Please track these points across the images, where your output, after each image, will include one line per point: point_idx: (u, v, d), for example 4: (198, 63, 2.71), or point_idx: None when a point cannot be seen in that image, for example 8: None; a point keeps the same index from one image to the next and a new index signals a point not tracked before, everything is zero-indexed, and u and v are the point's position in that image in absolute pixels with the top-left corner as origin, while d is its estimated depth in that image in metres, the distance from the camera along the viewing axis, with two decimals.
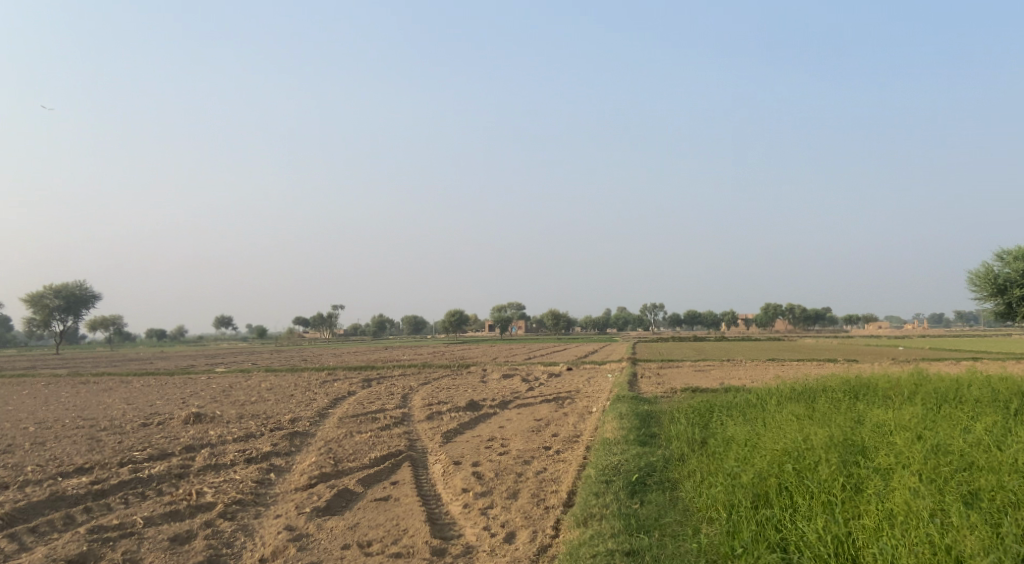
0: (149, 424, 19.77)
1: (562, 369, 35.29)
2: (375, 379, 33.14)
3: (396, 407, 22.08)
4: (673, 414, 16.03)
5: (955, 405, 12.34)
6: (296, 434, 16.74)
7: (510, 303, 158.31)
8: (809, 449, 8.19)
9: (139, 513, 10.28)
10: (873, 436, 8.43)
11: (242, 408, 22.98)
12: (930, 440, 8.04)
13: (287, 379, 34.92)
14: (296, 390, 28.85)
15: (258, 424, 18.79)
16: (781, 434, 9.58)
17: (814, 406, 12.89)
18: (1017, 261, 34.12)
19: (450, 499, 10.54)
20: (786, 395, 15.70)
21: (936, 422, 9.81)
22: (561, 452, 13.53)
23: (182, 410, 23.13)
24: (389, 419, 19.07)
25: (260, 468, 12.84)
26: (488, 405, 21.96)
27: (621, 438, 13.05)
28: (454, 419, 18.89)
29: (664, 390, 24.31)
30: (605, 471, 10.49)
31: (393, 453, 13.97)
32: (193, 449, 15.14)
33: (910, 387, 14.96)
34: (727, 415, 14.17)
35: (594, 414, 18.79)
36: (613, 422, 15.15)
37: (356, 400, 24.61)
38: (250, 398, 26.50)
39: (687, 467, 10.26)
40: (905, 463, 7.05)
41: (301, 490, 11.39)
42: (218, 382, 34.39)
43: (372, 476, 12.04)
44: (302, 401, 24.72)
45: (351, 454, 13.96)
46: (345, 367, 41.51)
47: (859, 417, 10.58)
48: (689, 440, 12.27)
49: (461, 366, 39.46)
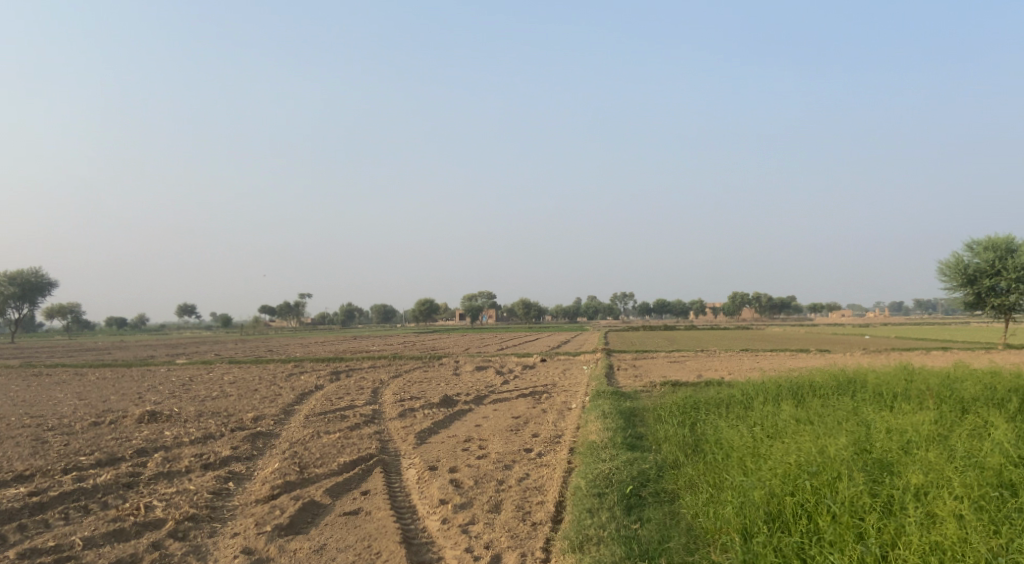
0: (100, 423, 18.47)
1: (535, 361, 34.55)
2: (344, 372, 31.99)
3: (366, 404, 20.98)
4: (657, 411, 15.32)
5: (955, 408, 11.80)
6: (260, 434, 15.67)
7: (481, 292, 156.81)
8: (825, 458, 7.55)
9: (79, 532, 9.21)
10: (891, 446, 7.86)
11: (202, 404, 21.78)
12: (957, 453, 7.49)
13: (251, 371, 33.67)
14: (260, 384, 27.60)
15: (217, 423, 17.62)
16: (788, 442, 8.91)
17: (809, 407, 12.26)
18: (987, 251, 34.25)
19: (426, 514, 9.64)
20: (775, 391, 15.06)
21: (946, 428, 9.27)
22: (542, 455, 12.71)
23: (136, 407, 21.77)
24: (359, 417, 18.05)
25: (217, 477, 11.76)
26: (463, 401, 21.01)
27: (608, 441, 12.24)
28: (428, 417, 17.93)
29: (643, 384, 23.59)
30: (596, 481, 9.67)
31: (364, 457, 13.03)
32: (146, 453, 14.02)
33: (901, 383, 14.42)
34: (716, 414, 13.48)
35: (573, 411, 18.01)
36: (597, 421, 14.31)
37: (323, 395, 23.54)
38: (211, 393, 25.17)
39: (685, 476, 9.53)
40: (939, 484, 6.50)
41: (261, 503, 10.38)
42: (177, 375, 32.91)
43: (340, 486, 11.08)
44: (266, 396, 23.56)
45: (318, 459, 12.95)
46: (312, 359, 40.06)
47: (862, 422, 10.02)
48: (680, 442, 11.56)
49: (432, 356, 38.52)
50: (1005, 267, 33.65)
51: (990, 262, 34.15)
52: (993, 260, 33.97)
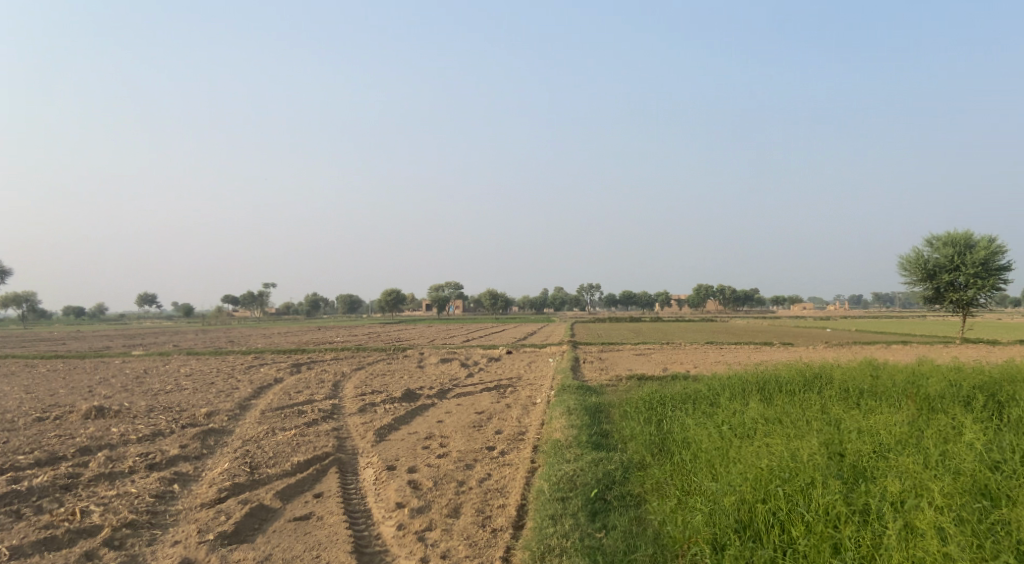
0: (44, 419, 17.58)
1: (500, 353, 34.16)
2: (306, 364, 31.30)
3: (326, 398, 20.38)
4: (623, 407, 14.98)
5: (921, 407, 11.62)
6: (211, 431, 15.02)
7: (448, 282, 155.93)
8: (797, 460, 7.30)
9: (4, 541, 8.54)
10: (863, 448, 7.62)
11: (154, 399, 20.97)
12: (932, 457, 7.30)
13: (209, 364, 32.74)
14: (217, 377, 26.82)
15: (168, 419, 16.88)
16: (758, 443, 8.63)
17: (778, 406, 11.96)
18: (946, 246, 34.68)
19: (381, 519, 9.20)
20: (742, 387, 14.82)
21: (918, 429, 9.06)
22: (505, 454, 12.32)
23: (85, 401, 20.94)
24: (317, 413, 17.47)
25: (162, 478, 11.14)
26: (425, 396, 20.51)
27: (573, 440, 11.86)
28: (389, 412, 17.42)
29: (609, 378, 23.33)
30: (559, 484, 9.29)
31: (319, 457, 12.51)
32: (89, 452, 13.29)
33: (867, 379, 14.27)
34: (684, 410, 13.18)
35: (538, 406, 17.62)
36: (561, 418, 13.92)
37: (282, 389, 22.86)
38: (165, 386, 24.36)
39: (652, 478, 9.22)
40: (917, 493, 6.33)
41: (207, 507, 9.82)
42: (132, 367, 31.81)
43: (292, 488, 10.55)
44: (223, 390, 22.78)
45: (271, 458, 12.40)
46: (272, 351, 39.16)
47: (833, 422, 9.75)
48: (647, 441, 11.22)
49: (397, 348, 37.91)
50: (965, 262, 34.05)
51: (950, 257, 34.54)
52: (952, 255, 34.36)
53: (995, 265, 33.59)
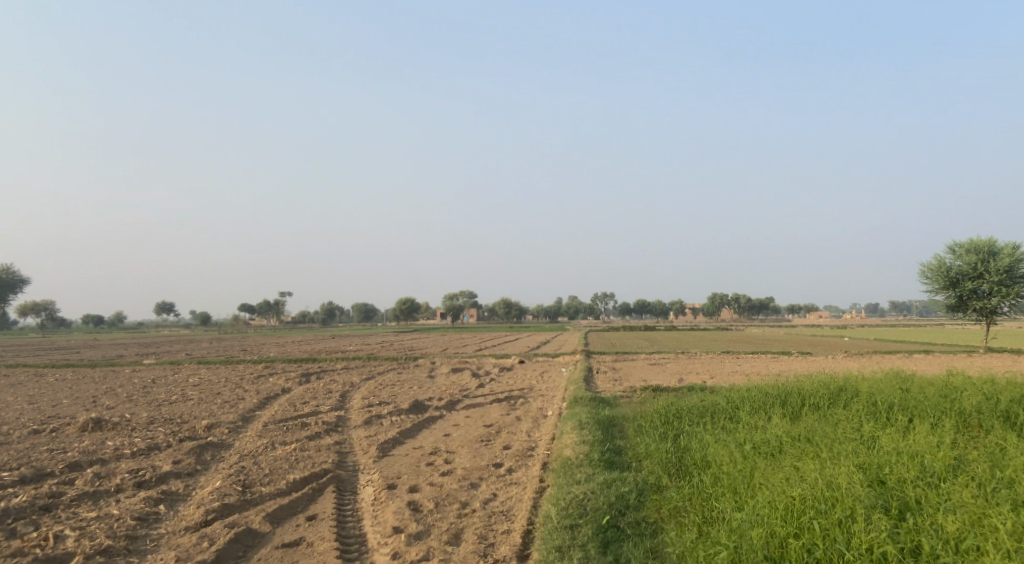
0: (40, 432, 17.03)
1: (513, 362, 33.44)
2: (314, 374, 30.73)
3: (330, 410, 19.72)
4: (637, 420, 14.20)
5: (959, 425, 10.76)
6: (208, 445, 14.41)
7: (463, 291, 155.76)
8: (835, 488, 6.62)
9: None
10: (908, 472, 6.91)
11: (155, 410, 20.42)
12: (986, 487, 6.61)
13: (218, 373, 32.25)
14: (224, 387, 26.23)
15: (166, 432, 16.29)
16: (787, 466, 7.90)
17: (804, 422, 11.12)
18: (970, 253, 33.59)
19: (376, 545, 8.55)
20: (763, 400, 13.98)
21: (961, 450, 8.28)
22: (513, 471, 11.61)
23: (86, 412, 20.42)
24: (320, 426, 16.80)
25: (148, 498, 10.51)
26: (434, 407, 19.83)
27: (584, 458, 11.09)
28: (395, 425, 16.76)
29: (623, 389, 22.51)
30: (569, 509, 8.59)
31: (316, 474, 11.82)
32: (78, 468, 12.71)
33: (895, 392, 13.38)
34: (702, 426, 12.38)
35: (549, 419, 16.87)
36: (573, 434, 13.16)
37: (287, 399, 22.26)
38: (170, 396, 23.83)
39: (668, 502, 8.51)
40: (977, 535, 5.69)
41: (191, 531, 9.17)
42: (140, 376, 31.35)
43: (284, 510, 9.88)
44: (227, 401, 22.19)
45: (266, 476, 11.74)
46: (284, 359, 38.74)
47: (867, 442, 9.00)
48: (663, 460, 10.46)
49: (408, 357, 37.27)
50: (988, 269, 32.95)
51: (973, 264, 33.45)
52: (975, 262, 33.28)
53: (1020, 273, 32.48)
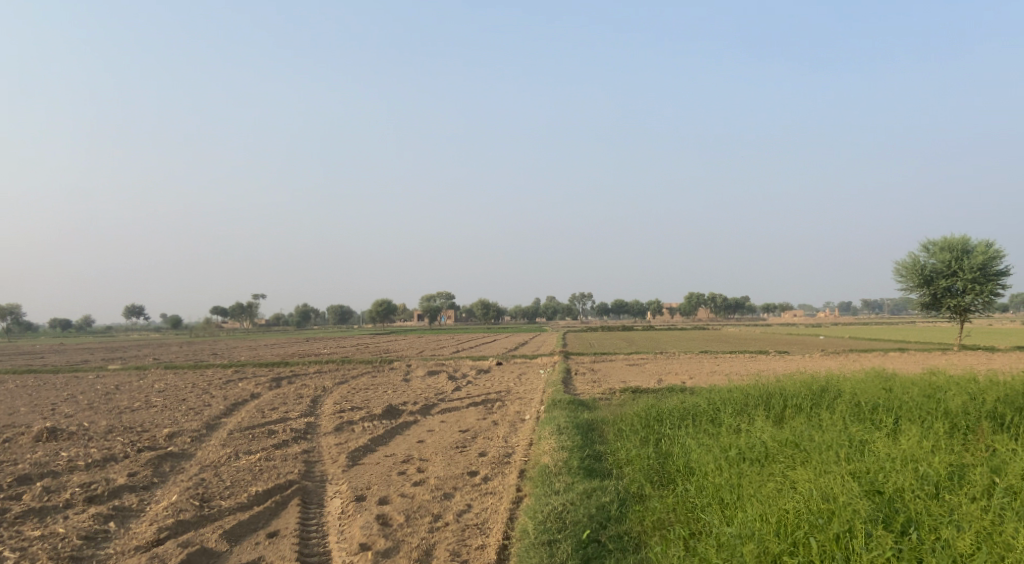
0: None
1: (490, 364, 32.97)
2: (286, 378, 29.92)
3: (300, 417, 19.01)
4: (616, 424, 13.72)
5: (949, 428, 10.41)
6: (169, 456, 13.68)
7: (440, 294, 155.27)
8: (834, 499, 6.20)
9: None
10: (908, 480, 6.51)
11: (119, 418, 19.64)
12: (989, 498, 6.24)
13: (186, 378, 31.30)
14: (190, 393, 25.39)
15: (126, 441, 15.55)
16: (777, 474, 7.49)
17: (791, 426, 10.69)
18: (943, 251, 33.69)
19: None
20: (746, 402, 13.56)
21: (956, 455, 7.92)
22: (489, 480, 11.08)
23: (43, 421, 19.54)
24: (288, 433, 16.14)
25: (99, 515, 9.83)
26: (407, 412, 19.26)
27: (563, 466, 10.57)
28: (367, 432, 16.15)
29: (601, 391, 22.05)
30: (548, 523, 8.08)
31: (281, 486, 11.19)
32: (26, 482, 11.95)
33: (879, 392, 13.04)
34: (684, 429, 11.94)
35: (526, 423, 16.35)
36: (551, 439, 12.64)
37: (257, 405, 21.54)
38: (134, 403, 23.04)
39: (651, 514, 8.05)
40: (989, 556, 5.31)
41: (141, 551, 8.53)
42: (104, 382, 30.33)
43: (243, 526, 9.26)
44: (193, 407, 21.41)
45: (227, 488, 11.08)
46: (256, 364, 37.90)
47: (857, 447, 8.61)
48: (645, 466, 9.98)
49: (383, 360, 36.59)
50: (962, 267, 33.06)
51: (947, 262, 33.55)
52: (949, 260, 33.36)
53: (992, 270, 32.66)
